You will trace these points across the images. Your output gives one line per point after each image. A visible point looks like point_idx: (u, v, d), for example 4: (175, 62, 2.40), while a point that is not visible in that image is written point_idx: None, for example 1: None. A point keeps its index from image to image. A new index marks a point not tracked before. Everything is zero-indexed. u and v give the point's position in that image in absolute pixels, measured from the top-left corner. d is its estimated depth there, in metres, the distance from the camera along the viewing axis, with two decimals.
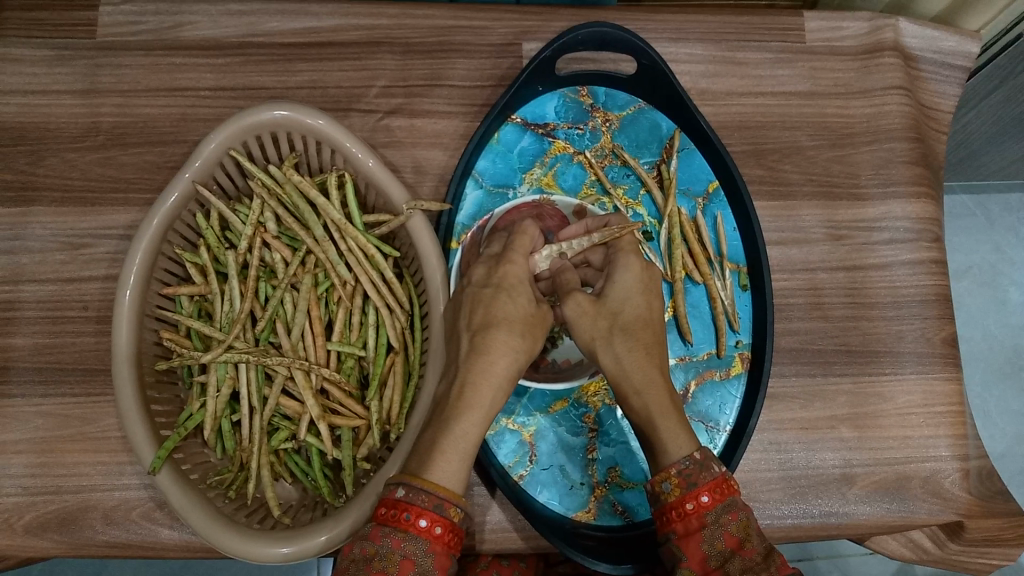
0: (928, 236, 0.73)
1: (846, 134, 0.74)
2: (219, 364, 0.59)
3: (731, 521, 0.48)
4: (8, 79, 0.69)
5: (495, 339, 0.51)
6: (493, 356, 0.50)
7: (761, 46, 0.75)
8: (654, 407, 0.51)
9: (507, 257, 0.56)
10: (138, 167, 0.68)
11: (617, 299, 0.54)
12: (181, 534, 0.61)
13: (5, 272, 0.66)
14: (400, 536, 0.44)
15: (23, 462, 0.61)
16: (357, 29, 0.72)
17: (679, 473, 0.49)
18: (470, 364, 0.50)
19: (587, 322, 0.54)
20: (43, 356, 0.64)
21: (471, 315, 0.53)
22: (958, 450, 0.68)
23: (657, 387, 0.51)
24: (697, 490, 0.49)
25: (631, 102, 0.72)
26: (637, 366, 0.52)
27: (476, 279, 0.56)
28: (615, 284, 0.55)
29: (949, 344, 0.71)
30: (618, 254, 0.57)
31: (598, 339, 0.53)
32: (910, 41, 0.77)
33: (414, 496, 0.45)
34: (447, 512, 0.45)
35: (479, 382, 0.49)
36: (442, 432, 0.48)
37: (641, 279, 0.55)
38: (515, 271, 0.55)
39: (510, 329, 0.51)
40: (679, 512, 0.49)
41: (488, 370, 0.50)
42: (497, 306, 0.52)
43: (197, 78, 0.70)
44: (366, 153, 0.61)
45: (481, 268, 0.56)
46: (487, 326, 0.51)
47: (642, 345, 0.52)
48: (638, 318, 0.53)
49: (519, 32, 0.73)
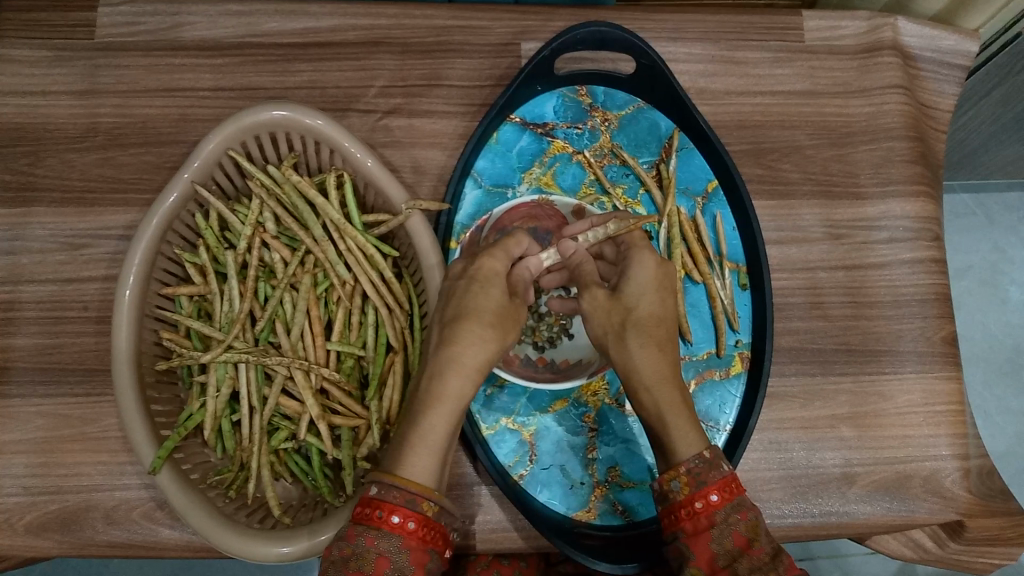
0: (927, 235, 0.73)
1: (845, 134, 0.74)
2: (219, 364, 0.60)
3: (739, 521, 0.48)
4: (7, 80, 0.70)
5: (464, 331, 0.50)
6: (461, 347, 0.50)
7: (760, 45, 0.75)
8: (665, 405, 0.51)
9: (485, 251, 0.56)
10: (138, 168, 0.69)
11: (633, 295, 0.54)
12: (182, 534, 0.61)
13: (5, 273, 0.66)
14: (372, 534, 0.45)
15: (23, 462, 0.62)
16: (355, 29, 0.72)
17: (689, 472, 0.49)
18: (439, 358, 0.50)
19: (601, 317, 0.55)
20: (43, 357, 0.64)
21: (445, 308, 0.53)
22: (957, 449, 0.68)
23: (668, 384, 0.52)
24: (706, 489, 0.49)
25: (630, 101, 0.72)
26: (649, 363, 0.52)
27: (454, 272, 0.56)
28: (632, 279, 0.55)
29: (948, 343, 0.71)
30: (632, 252, 0.57)
31: (611, 334, 0.54)
32: (909, 41, 0.77)
33: (386, 492, 0.46)
34: (421, 506, 0.46)
35: (448, 377, 0.49)
36: (411, 428, 0.48)
37: (657, 277, 0.55)
38: (492, 264, 0.54)
39: (478, 319, 0.51)
40: (688, 511, 0.49)
41: (457, 362, 0.50)
42: (468, 298, 0.52)
43: (196, 79, 0.70)
44: (365, 153, 0.61)
45: (459, 263, 0.57)
46: (457, 318, 0.51)
47: (655, 343, 0.52)
48: (651, 316, 0.53)
49: (518, 32, 0.73)
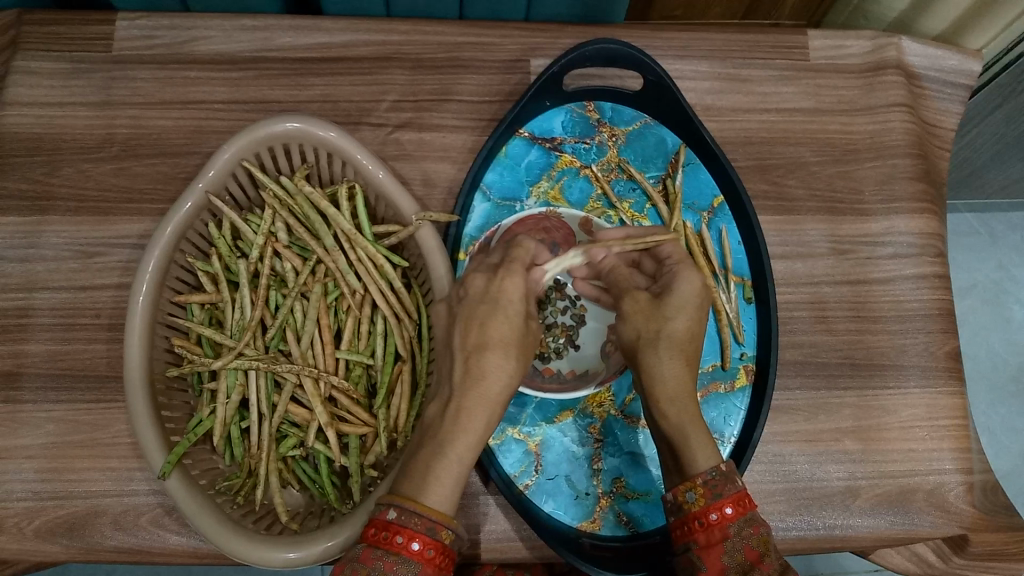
0: (930, 251, 0.74)
1: (849, 150, 0.75)
2: (229, 372, 0.60)
3: (753, 534, 0.48)
4: (26, 91, 0.71)
5: (489, 362, 0.51)
6: (489, 380, 0.51)
7: (765, 63, 0.76)
8: (685, 416, 0.53)
9: (504, 268, 0.55)
10: (152, 178, 0.70)
11: (673, 307, 0.55)
12: (189, 540, 0.61)
13: (19, 280, 0.67)
14: (391, 560, 0.45)
15: (34, 467, 0.62)
16: (368, 44, 0.73)
17: (705, 483, 0.50)
18: (467, 389, 0.50)
19: (638, 320, 0.56)
20: (56, 362, 0.65)
21: (465, 333, 0.53)
22: (962, 464, 0.68)
23: (687, 397, 0.53)
24: (722, 500, 0.49)
25: (637, 117, 0.73)
26: (674, 374, 0.53)
27: (475, 289, 0.54)
28: (676, 292, 0.56)
29: (952, 358, 0.72)
30: (679, 268, 0.57)
31: (644, 339, 0.55)
32: (912, 60, 0.79)
33: (406, 518, 0.46)
34: (439, 534, 0.46)
35: (475, 407, 0.50)
36: (435, 455, 0.49)
37: (699, 296, 0.56)
38: (513, 285, 0.54)
39: (504, 350, 0.52)
40: (702, 522, 0.49)
41: (484, 396, 0.50)
42: (492, 323, 0.52)
43: (211, 91, 0.71)
44: (376, 165, 0.62)
45: (476, 278, 0.55)
46: (481, 348, 0.51)
47: (683, 357, 0.54)
48: (686, 331, 0.54)
49: (527, 49, 0.75)
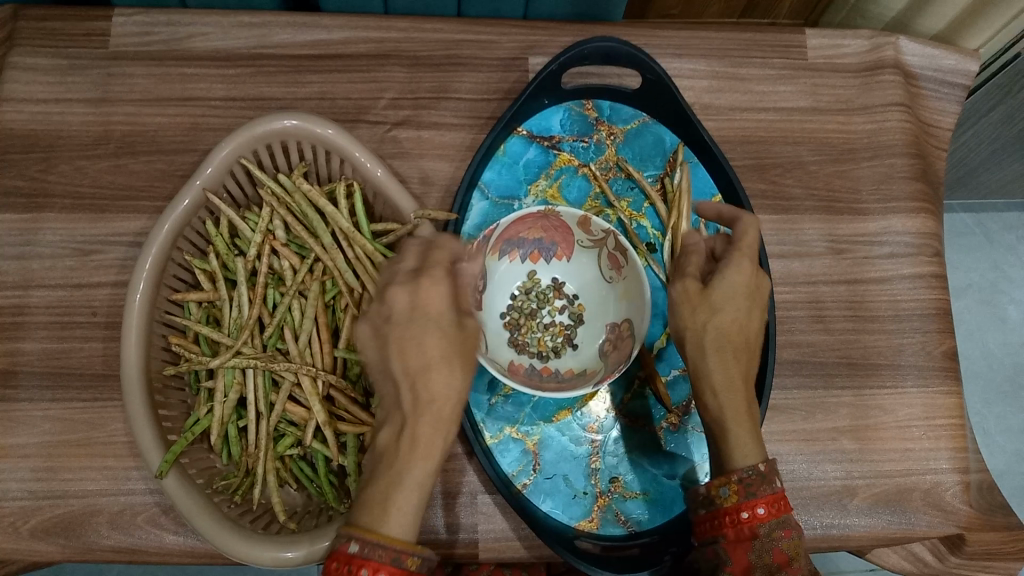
0: (928, 250, 0.74)
1: (846, 150, 0.75)
2: (226, 370, 0.60)
3: (782, 538, 0.50)
4: (21, 88, 0.71)
5: (438, 382, 0.49)
6: (441, 398, 0.49)
7: (764, 63, 0.76)
8: (728, 409, 0.53)
9: (427, 276, 0.52)
10: (148, 175, 0.69)
11: (721, 297, 0.55)
12: (186, 539, 0.61)
13: (15, 277, 0.67)
14: None
15: (30, 466, 0.62)
16: (366, 42, 0.73)
17: (740, 481, 0.51)
18: (422, 413, 0.49)
19: (687, 308, 0.55)
20: (52, 361, 0.65)
21: (404, 356, 0.50)
22: (958, 463, 0.68)
23: (735, 390, 0.53)
24: (755, 500, 0.50)
25: (636, 116, 0.72)
26: (719, 366, 0.54)
27: (398, 307, 0.51)
28: (723, 280, 0.55)
29: (948, 358, 0.72)
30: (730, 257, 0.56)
31: (692, 329, 0.55)
32: (910, 59, 0.79)
33: (370, 552, 0.45)
34: (405, 562, 0.46)
35: (428, 431, 0.49)
36: (395, 484, 0.48)
37: (746, 284, 0.55)
38: (436, 294, 0.51)
39: (448, 364, 0.50)
40: (732, 519, 0.51)
41: (439, 416, 0.49)
42: (430, 341, 0.50)
43: (208, 89, 0.71)
44: (375, 163, 0.61)
45: (398, 293, 0.52)
46: (426, 368, 0.50)
47: (730, 351, 0.54)
48: (733, 323, 0.54)
49: (526, 47, 0.74)
